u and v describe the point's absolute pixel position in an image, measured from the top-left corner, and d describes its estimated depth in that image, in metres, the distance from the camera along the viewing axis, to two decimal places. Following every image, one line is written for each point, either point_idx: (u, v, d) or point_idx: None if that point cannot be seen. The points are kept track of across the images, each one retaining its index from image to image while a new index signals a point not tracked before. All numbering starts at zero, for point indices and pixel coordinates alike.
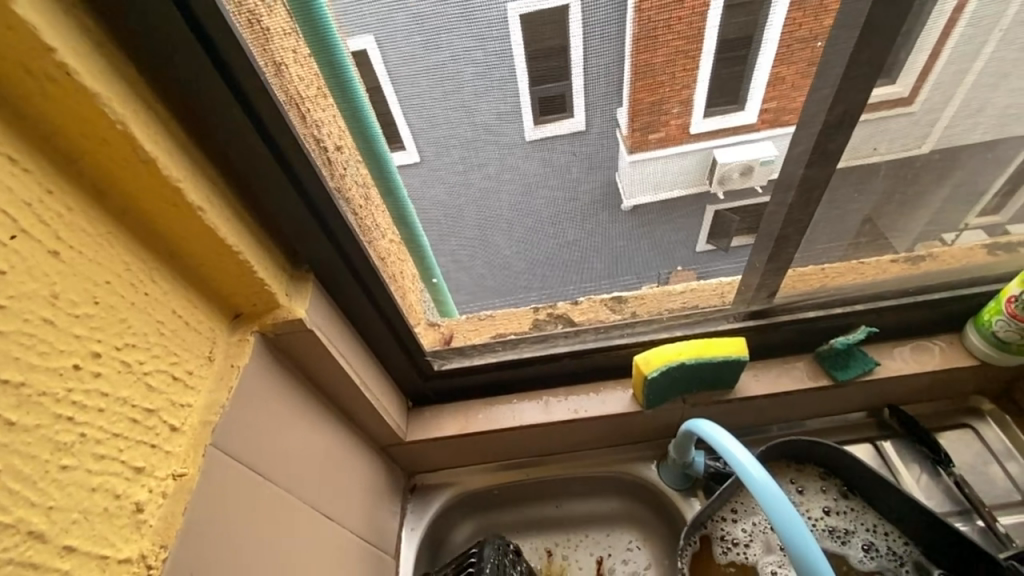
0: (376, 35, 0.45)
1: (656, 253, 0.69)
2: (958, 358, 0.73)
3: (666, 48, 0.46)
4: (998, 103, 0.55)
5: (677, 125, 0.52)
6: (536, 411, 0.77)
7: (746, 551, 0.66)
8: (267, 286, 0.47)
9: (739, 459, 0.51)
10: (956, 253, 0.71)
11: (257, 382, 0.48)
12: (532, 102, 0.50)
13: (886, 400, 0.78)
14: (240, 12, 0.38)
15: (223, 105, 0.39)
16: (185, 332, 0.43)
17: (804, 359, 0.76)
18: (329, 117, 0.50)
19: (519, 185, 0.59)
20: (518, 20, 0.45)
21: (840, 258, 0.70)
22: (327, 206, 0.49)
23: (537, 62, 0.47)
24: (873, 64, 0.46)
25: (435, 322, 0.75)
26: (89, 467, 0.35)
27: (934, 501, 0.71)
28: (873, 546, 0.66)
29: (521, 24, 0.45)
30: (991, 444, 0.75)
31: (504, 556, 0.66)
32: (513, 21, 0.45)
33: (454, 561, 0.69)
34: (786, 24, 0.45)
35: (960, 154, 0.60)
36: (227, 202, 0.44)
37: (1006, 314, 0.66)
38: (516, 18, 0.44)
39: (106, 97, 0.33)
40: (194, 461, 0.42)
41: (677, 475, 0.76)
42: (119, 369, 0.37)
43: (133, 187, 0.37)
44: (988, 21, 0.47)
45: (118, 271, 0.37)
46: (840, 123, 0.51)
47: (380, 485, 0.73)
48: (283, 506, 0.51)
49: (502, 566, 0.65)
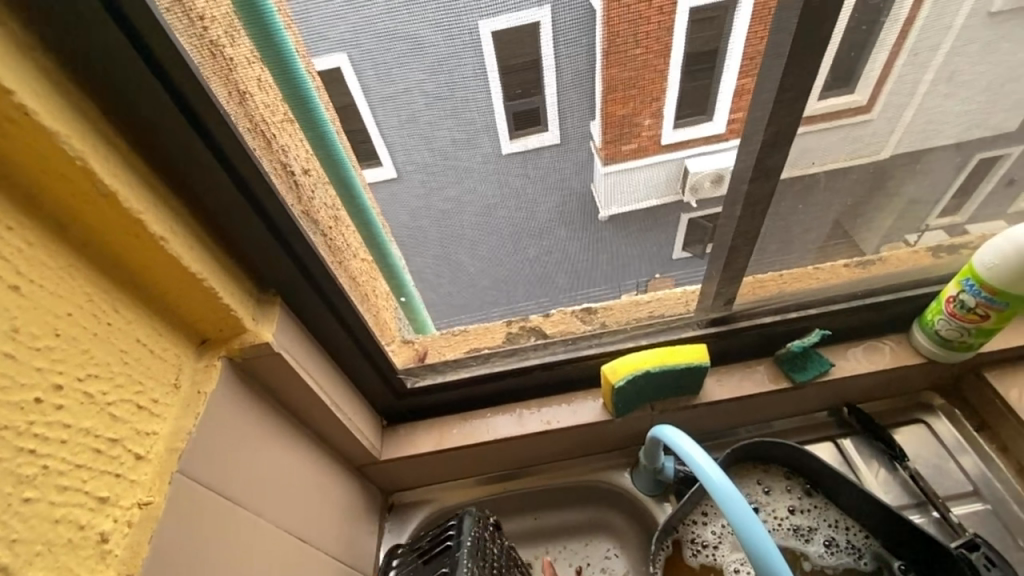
0: (348, 55, 0.47)
1: (615, 266, 0.74)
2: (907, 356, 0.77)
3: (635, 62, 0.49)
4: (923, 118, 0.59)
5: (649, 137, 0.55)
6: (510, 423, 0.78)
7: (715, 552, 0.69)
8: (233, 311, 0.48)
9: (700, 464, 0.53)
10: (902, 256, 0.76)
11: (224, 406, 0.49)
12: (507, 117, 0.53)
13: (845, 399, 0.81)
14: (201, 47, 0.40)
15: (184, 138, 0.41)
16: (150, 360, 0.44)
17: (764, 363, 0.79)
18: (296, 142, 0.51)
19: (479, 207, 0.62)
20: (492, 37, 0.47)
21: (796, 264, 0.74)
22: (291, 230, 0.50)
23: (511, 75, 0.49)
24: (797, 88, 0.48)
25: (409, 339, 0.77)
26: (51, 498, 0.35)
27: (892, 495, 0.74)
28: (834, 541, 0.69)
29: (494, 41, 0.47)
30: (944, 439, 0.78)
31: (484, 530, 0.65)
32: (485, 38, 0.47)
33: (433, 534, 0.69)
34: (748, 39, 0.47)
35: (901, 164, 0.64)
36: (192, 231, 0.45)
37: (946, 314, 0.70)
38: (488, 36, 0.47)
39: (66, 135, 0.33)
40: (161, 489, 0.42)
41: (650, 482, 0.78)
42: (81, 401, 0.38)
43: (94, 220, 0.38)
44: (925, 43, 0.51)
45: (80, 302, 0.38)
46: (775, 142, 0.53)
47: (355, 505, 0.73)
48: (254, 530, 0.51)
49: (481, 540, 0.63)
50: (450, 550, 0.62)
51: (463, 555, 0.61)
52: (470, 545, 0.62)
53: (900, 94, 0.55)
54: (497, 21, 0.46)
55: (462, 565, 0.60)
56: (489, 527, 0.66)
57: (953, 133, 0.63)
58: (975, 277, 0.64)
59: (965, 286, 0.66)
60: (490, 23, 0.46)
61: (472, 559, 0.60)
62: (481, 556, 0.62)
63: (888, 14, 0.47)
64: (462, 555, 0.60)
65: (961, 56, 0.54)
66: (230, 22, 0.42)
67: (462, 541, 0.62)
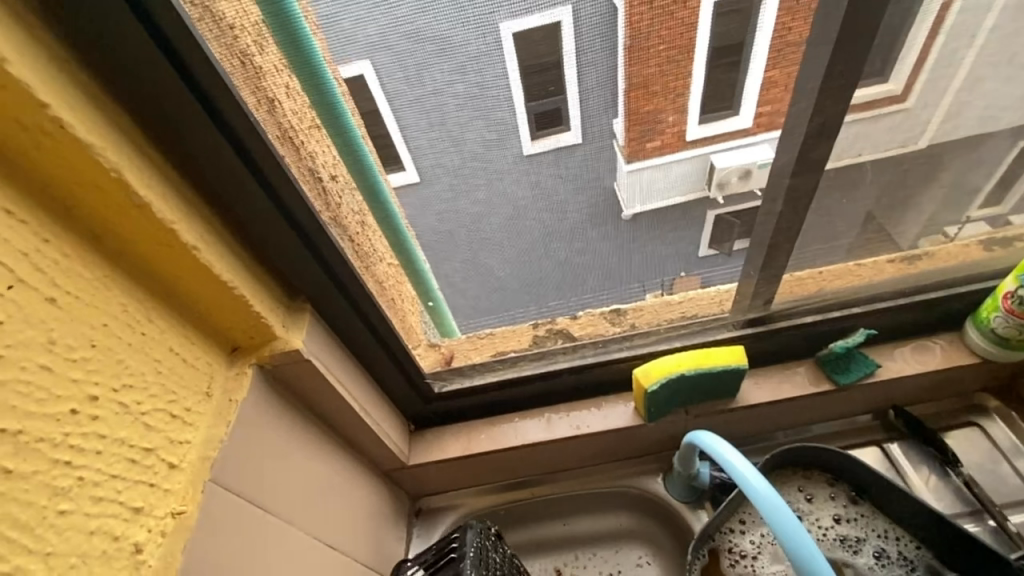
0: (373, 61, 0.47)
1: (647, 266, 0.71)
2: (960, 356, 0.73)
3: (658, 57, 0.47)
4: (977, 104, 0.56)
5: (673, 134, 0.53)
6: (538, 428, 0.76)
7: (755, 563, 0.66)
8: (264, 319, 0.47)
9: (740, 472, 0.50)
10: (954, 250, 0.72)
11: (255, 413, 0.49)
12: (529, 118, 0.52)
13: (891, 401, 0.77)
14: (231, 56, 0.39)
15: (214, 145, 0.40)
16: (183, 368, 0.44)
17: (805, 363, 0.76)
18: (322, 147, 0.50)
19: (508, 209, 0.62)
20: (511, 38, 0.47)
21: (837, 262, 0.71)
22: (320, 236, 0.50)
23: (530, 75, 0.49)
24: (847, 75, 0.46)
25: (436, 344, 0.75)
26: (86, 510, 0.35)
27: (943, 502, 0.70)
28: (884, 553, 0.65)
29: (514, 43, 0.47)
30: (999, 442, 0.74)
31: (486, 540, 0.64)
32: (506, 39, 0.47)
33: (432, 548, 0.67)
34: (776, 29, 0.45)
35: (948, 153, 0.61)
36: (223, 239, 0.44)
37: (1003, 310, 0.66)
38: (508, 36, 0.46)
39: (99, 146, 0.33)
40: (194, 498, 0.42)
41: (684, 488, 0.75)
42: (116, 411, 0.37)
43: (127, 230, 0.37)
44: (974, 22, 0.49)
45: (115, 312, 0.38)
46: (821, 132, 0.51)
47: (383, 511, 0.72)
48: (286, 537, 0.51)
49: (484, 551, 0.62)
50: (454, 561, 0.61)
51: (468, 565, 0.59)
52: (473, 556, 0.60)
53: (943, 78, 0.52)
54: (523, 21, 0.46)
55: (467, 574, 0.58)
56: (490, 540, 0.65)
57: (1010, 119, 0.59)
58: None
59: None
60: (511, 24, 0.46)
61: (477, 568, 0.59)
62: (486, 568, 0.61)
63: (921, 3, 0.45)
64: (467, 565, 0.59)
65: (1010, 35, 0.51)
66: (259, 30, 0.42)
67: (466, 553, 0.61)
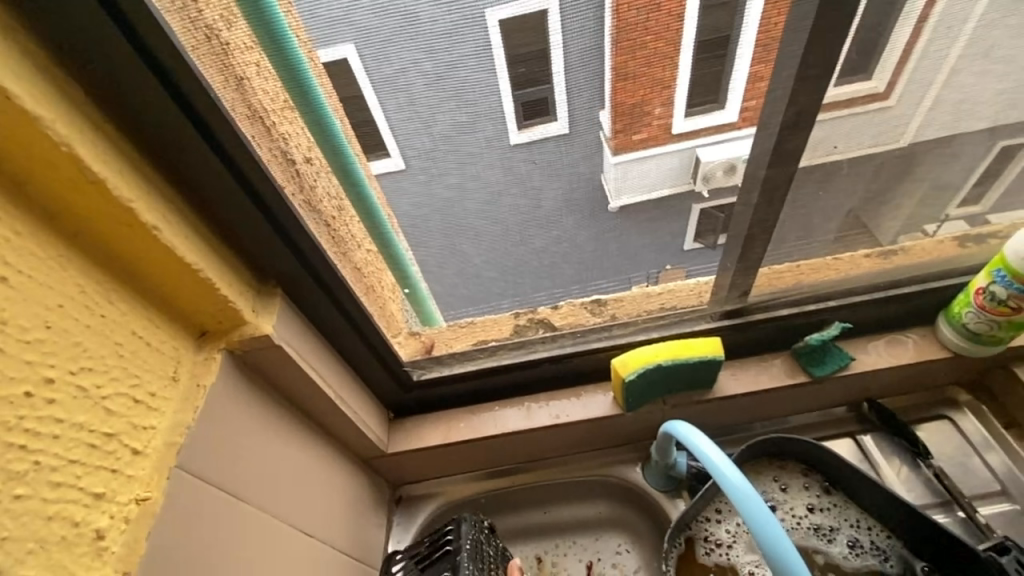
0: (354, 44, 0.45)
1: (625, 258, 0.70)
2: (932, 351, 0.74)
3: (645, 50, 0.46)
4: (950, 99, 0.56)
5: (660, 126, 0.51)
6: (518, 417, 0.76)
7: (729, 551, 0.67)
8: (231, 303, 0.47)
9: (712, 461, 0.51)
10: (929, 246, 0.73)
11: (224, 398, 0.48)
12: (517, 107, 0.51)
13: (865, 394, 0.78)
14: (194, 31, 0.39)
15: (176, 123, 0.39)
16: (147, 353, 0.43)
17: (781, 356, 0.77)
18: (296, 129, 0.50)
19: (483, 194, 0.59)
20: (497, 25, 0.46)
21: (814, 255, 0.71)
22: (290, 219, 0.49)
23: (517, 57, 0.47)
24: (821, 65, 0.46)
25: (416, 332, 0.75)
26: (43, 495, 0.34)
27: (914, 493, 0.72)
28: (858, 542, 0.67)
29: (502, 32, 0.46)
30: (969, 435, 0.75)
31: (481, 533, 0.64)
32: (493, 28, 0.46)
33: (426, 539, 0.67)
34: (762, 23, 0.44)
35: (929, 148, 0.61)
36: (187, 220, 0.43)
37: (975, 306, 0.67)
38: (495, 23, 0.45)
39: (50, 120, 0.32)
40: (158, 485, 0.41)
41: (663, 478, 0.76)
42: (74, 395, 0.37)
43: (84, 209, 0.36)
44: (953, 16, 0.48)
45: (72, 293, 0.37)
46: (797, 122, 0.51)
47: (361, 498, 0.72)
48: (257, 524, 0.50)
49: (480, 544, 0.63)
50: (449, 554, 0.61)
51: (464, 559, 0.60)
52: (469, 551, 0.61)
53: (927, 74, 0.52)
54: (506, 9, 0.45)
55: (462, 569, 0.59)
56: (486, 532, 0.65)
57: (985, 115, 0.59)
58: (1007, 269, 0.61)
59: (996, 277, 0.63)
60: (497, 12, 0.45)
61: (473, 563, 0.60)
62: (482, 561, 0.61)
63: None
64: (464, 560, 0.60)
65: (994, 29, 0.51)
66: (227, 6, 0.41)
67: (462, 547, 0.61)
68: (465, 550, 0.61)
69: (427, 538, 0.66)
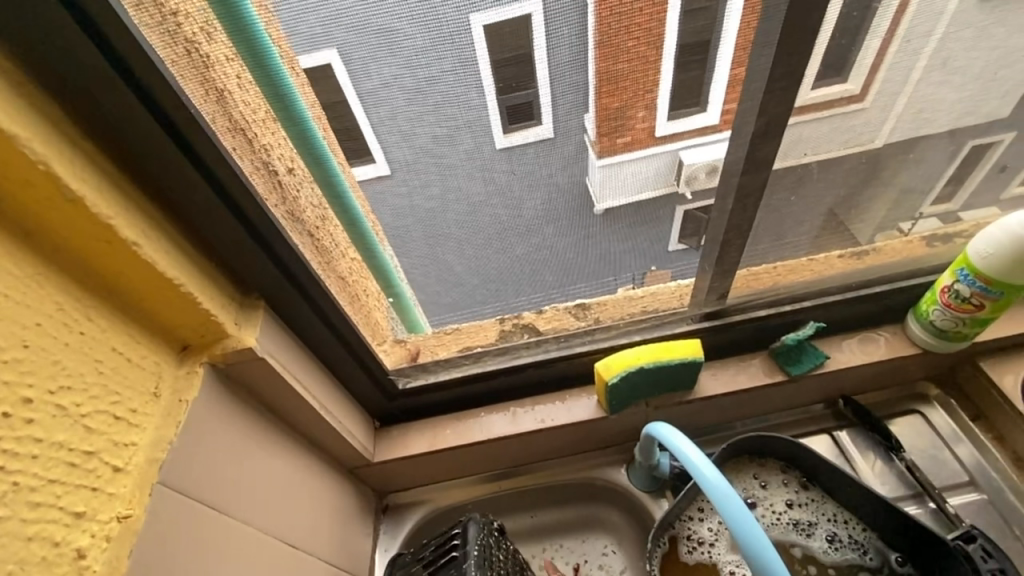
0: (338, 48, 0.45)
1: (606, 263, 0.72)
2: (903, 347, 0.76)
3: (627, 54, 0.47)
4: (916, 106, 0.58)
5: (643, 129, 0.53)
6: (504, 422, 0.77)
7: (711, 549, 0.68)
8: (213, 317, 0.47)
9: (692, 461, 0.52)
10: (898, 246, 0.75)
11: (207, 412, 0.48)
12: (500, 111, 0.51)
13: (840, 391, 0.81)
14: (173, 44, 0.39)
15: (154, 137, 0.39)
16: (127, 368, 0.43)
17: (759, 356, 0.78)
18: (278, 140, 0.50)
19: (464, 206, 0.60)
20: (482, 31, 0.45)
21: (790, 256, 0.73)
22: (272, 232, 0.49)
23: (501, 68, 0.47)
24: (788, 77, 0.47)
25: (402, 339, 0.76)
26: (23, 516, 0.34)
27: (887, 486, 0.74)
28: (836, 536, 0.68)
29: (485, 34, 0.45)
30: (939, 428, 0.78)
31: (488, 536, 0.64)
32: (477, 31, 0.45)
33: (435, 543, 0.67)
34: (740, 29, 0.46)
35: (896, 152, 0.63)
36: (167, 235, 0.43)
37: (941, 304, 0.69)
38: (479, 29, 0.45)
39: (25, 137, 0.32)
40: (140, 502, 0.41)
41: (647, 478, 0.77)
42: (53, 414, 0.36)
43: (61, 226, 0.36)
44: (917, 29, 0.50)
45: (50, 311, 0.37)
46: (767, 132, 0.53)
47: (348, 508, 0.72)
48: (242, 538, 0.50)
49: (488, 548, 0.63)
50: (457, 560, 0.61)
51: (471, 564, 0.59)
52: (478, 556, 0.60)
53: (894, 82, 0.54)
54: (496, 13, 0.44)
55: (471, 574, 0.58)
56: (494, 535, 0.65)
57: (948, 121, 0.62)
58: (970, 267, 0.64)
59: (960, 276, 0.65)
60: (482, 16, 0.44)
61: (481, 568, 0.59)
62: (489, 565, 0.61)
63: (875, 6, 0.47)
64: (471, 566, 0.59)
65: (956, 41, 0.53)
66: (206, 18, 0.41)
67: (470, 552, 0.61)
68: (473, 555, 0.60)
69: (434, 542, 0.66)
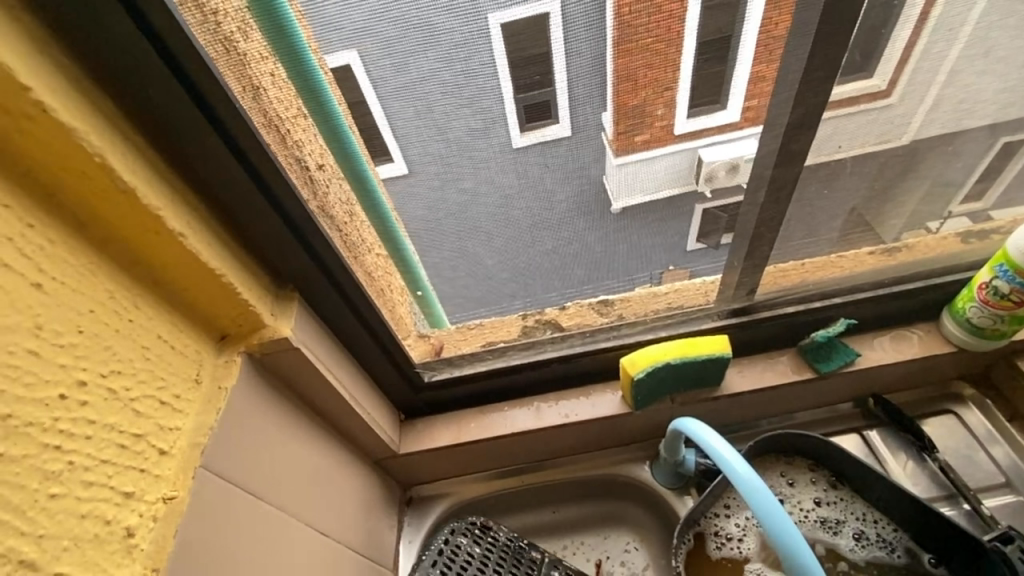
0: (358, 50, 0.45)
1: (633, 258, 0.71)
2: (936, 346, 0.75)
3: (645, 52, 0.47)
4: (953, 98, 0.57)
5: (662, 127, 0.53)
6: (528, 417, 0.77)
7: (741, 545, 0.68)
8: (251, 307, 0.48)
9: (724, 456, 0.52)
10: (932, 243, 0.74)
11: (245, 401, 0.49)
12: (518, 110, 0.51)
13: (871, 390, 0.79)
14: (214, 41, 0.40)
15: (199, 131, 0.40)
16: (171, 356, 0.44)
17: (788, 353, 0.78)
18: (309, 137, 0.51)
19: (494, 199, 0.60)
20: (500, 29, 0.46)
21: (820, 253, 0.72)
22: (308, 225, 0.50)
23: (520, 70, 0.48)
24: (826, 68, 0.48)
25: (425, 334, 0.76)
26: (78, 494, 0.35)
27: (920, 487, 0.73)
28: (863, 534, 0.68)
29: (503, 33, 0.46)
30: (974, 429, 0.76)
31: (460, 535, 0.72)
32: (495, 30, 0.45)
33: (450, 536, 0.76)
34: (763, 25, 0.46)
35: (930, 146, 0.62)
36: (209, 227, 0.45)
37: (978, 301, 0.68)
38: (497, 27, 0.45)
39: (82, 131, 0.33)
40: (185, 484, 0.42)
41: (671, 475, 0.77)
42: (105, 397, 0.38)
43: (113, 217, 0.38)
44: (951, 20, 0.49)
45: (102, 299, 0.38)
46: (802, 123, 0.53)
47: (374, 499, 0.73)
48: (276, 525, 0.51)
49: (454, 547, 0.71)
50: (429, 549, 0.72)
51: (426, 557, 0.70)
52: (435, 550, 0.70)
53: (928, 73, 0.53)
54: (512, 11, 0.45)
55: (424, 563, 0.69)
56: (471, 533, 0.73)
57: (985, 114, 0.60)
58: (1009, 263, 0.62)
59: (999, 272, 0.64)
60: (500, 15, 0.45)
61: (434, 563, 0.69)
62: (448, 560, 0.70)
63: (902, 5, 0.47)
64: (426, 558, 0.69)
65: (994, 32, 0.52)
66: (243, 17, 0.42)
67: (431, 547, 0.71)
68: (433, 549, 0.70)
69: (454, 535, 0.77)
